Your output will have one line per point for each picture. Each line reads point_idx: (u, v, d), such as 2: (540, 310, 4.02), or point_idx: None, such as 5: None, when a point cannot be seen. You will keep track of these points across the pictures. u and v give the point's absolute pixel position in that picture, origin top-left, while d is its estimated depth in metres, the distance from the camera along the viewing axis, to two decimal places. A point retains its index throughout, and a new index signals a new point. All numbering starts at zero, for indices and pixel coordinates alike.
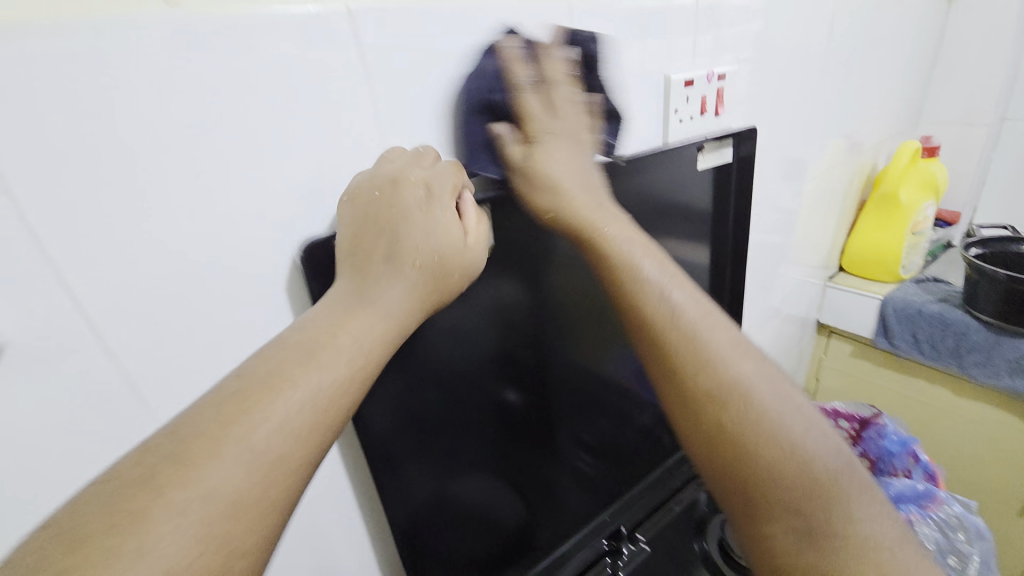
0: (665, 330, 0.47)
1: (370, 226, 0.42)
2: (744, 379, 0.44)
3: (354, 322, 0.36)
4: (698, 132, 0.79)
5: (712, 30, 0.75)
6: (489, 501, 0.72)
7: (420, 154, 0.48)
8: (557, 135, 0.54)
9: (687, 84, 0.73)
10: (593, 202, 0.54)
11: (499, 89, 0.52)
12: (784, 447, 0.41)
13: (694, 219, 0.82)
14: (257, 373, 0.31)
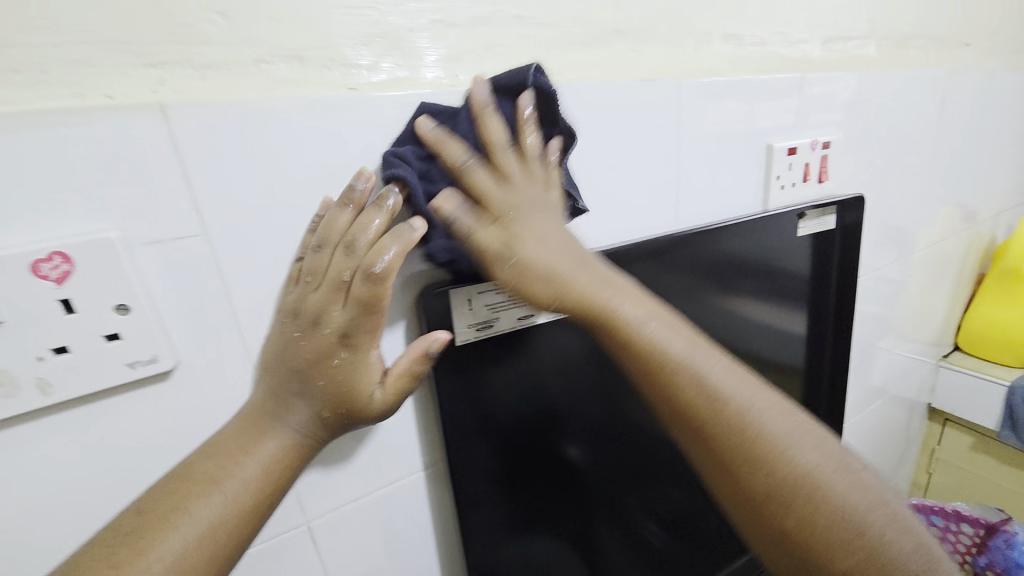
0: (718, 413, 0.37)
1: (283, 357, 0.39)
2: (824, 476, 0.35)
3: (280, 436, 0.38)
4: (799, 199, 0.77)
5: (817, 99, 0.75)
6: (554, 570, 0.66)
7: (350, 256, 0.37)
8: (530, 184, 0.42)
9: (789, 151, 0.72)
10: (579, 274, 0.41)
11: (446, 181, 0.42)
12: (882, 570, 0.33)
13: (788, 287, 0.78)
14: (178, 477, 0.35)
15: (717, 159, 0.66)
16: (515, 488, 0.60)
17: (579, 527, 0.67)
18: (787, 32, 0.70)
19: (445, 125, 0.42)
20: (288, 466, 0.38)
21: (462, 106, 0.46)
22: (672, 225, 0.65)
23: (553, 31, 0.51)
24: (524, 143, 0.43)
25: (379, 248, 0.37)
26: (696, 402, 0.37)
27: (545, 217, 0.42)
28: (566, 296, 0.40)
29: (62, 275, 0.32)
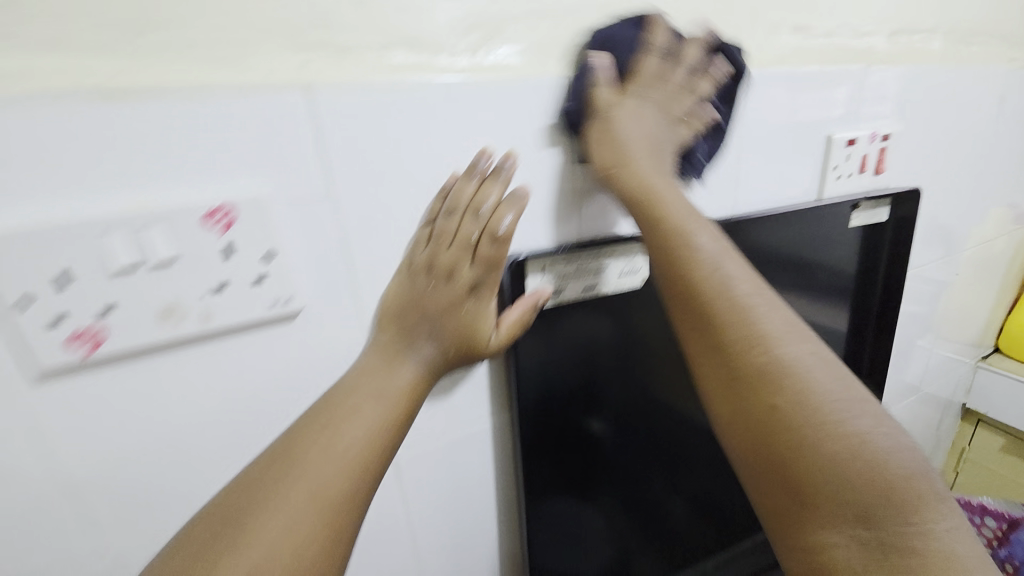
0: (713, 291, 0.43)
1: (415, 305, 0.46)
2: (798, 361, 0.39)
3: (393, 386, 0.44)
4: (855, 190, 0.80)
5: (877, 92, 0.76)
6: (588, 536, 0.72)
7: (477, 221, 0.45)
8: (654, 103, 0.52)
9: (848, 143, 0.75)
10: (660, 176, 0.49)
11: (609, 82, 0.50)
12: (843, 441, 0.34)
13: (834, 277, 0.81)
14: (287, 447, 0.38)
15: (776, 149, 0.69)
16: (568, 448, 0.66)
17: (620, 489, 0.72)
18: (854, 23, 0.71)
19: (596, 55, 0.49)
20: (405, 407, 0.44)
21: (551, 89, 0.51)
22: (728, 210, 0.68)
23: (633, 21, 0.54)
24: (680, 68, 0.53)
25: (499, 214, 0.45)
26: (694, 280, 0.44)
27: (644, 116, 0.51)
28: (650, 198, 0.48)
29: (227, 224, 0.38)
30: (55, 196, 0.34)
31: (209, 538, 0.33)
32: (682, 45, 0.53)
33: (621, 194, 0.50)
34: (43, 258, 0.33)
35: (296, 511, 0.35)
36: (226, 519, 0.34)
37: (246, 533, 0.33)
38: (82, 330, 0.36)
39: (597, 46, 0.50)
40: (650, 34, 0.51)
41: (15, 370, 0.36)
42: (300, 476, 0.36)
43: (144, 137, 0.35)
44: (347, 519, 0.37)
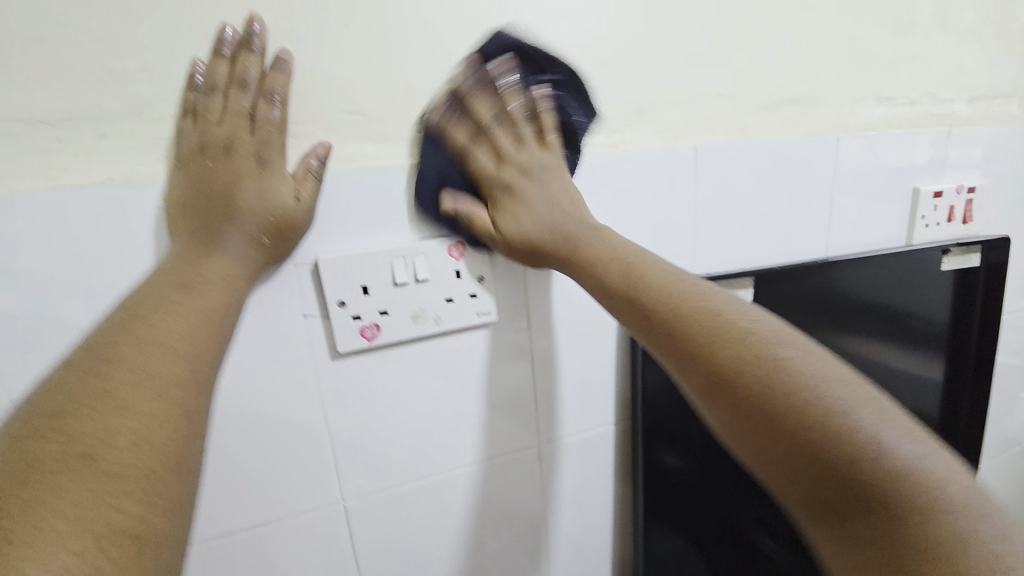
0: (683, 316, 0.44)
1: (207, 194, 0.43)
2: (781, 357, 0.39)
3: (205, 279, 0.41)
4: (944, 237, 0.87)
5: (960, 151, 0.84)
6: (678, 562, 0.75)
7: (252, 135, 0.44)
8: (524, 159, 0.54)
9: (936, 195, 0.83)
10: (568, 221, 0.52)
11: (457, 170, 0.53)
12: (828, 439, 0.34)
13: (924, 316, 0.87)
14: (102, 344, 0.34)
15: (868, 200, 0.78)
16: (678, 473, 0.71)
17: (718, 519, 0.76)
18: (935, 93, 0.81)
19: (515, 46, 0.52)
20: (221, 295, 0.41)
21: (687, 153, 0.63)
22: (823, 253, 0.78)
23: (747, 102, 0.67)
24: (509, 124, 0.54)
25: (261, 114, 0.44)
26: (669, 307, 0.45)
27: (554, 189, 0.53)
28: (580, 254, 0.51)
29: (460, 255, 0.54)
30: (364, 236, 0.51)
31: (24, 445, 0.27)
32: (518, 79, 0.53)
33: (518, 254, 0.53)
34: (355, 274, 0.51)
35: (127, 388, 0.32)
36: (31, 414, 0.29)
37: (108, 389, 0.31)
38: (367, 325, 0.52)
39: (434, 138, 0.51)
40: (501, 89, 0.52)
41: (326, 348, 0.52)
42: (143, 368, 0.33)
43: (417, 195, 0.52)
44: (181, 421, 0.33)
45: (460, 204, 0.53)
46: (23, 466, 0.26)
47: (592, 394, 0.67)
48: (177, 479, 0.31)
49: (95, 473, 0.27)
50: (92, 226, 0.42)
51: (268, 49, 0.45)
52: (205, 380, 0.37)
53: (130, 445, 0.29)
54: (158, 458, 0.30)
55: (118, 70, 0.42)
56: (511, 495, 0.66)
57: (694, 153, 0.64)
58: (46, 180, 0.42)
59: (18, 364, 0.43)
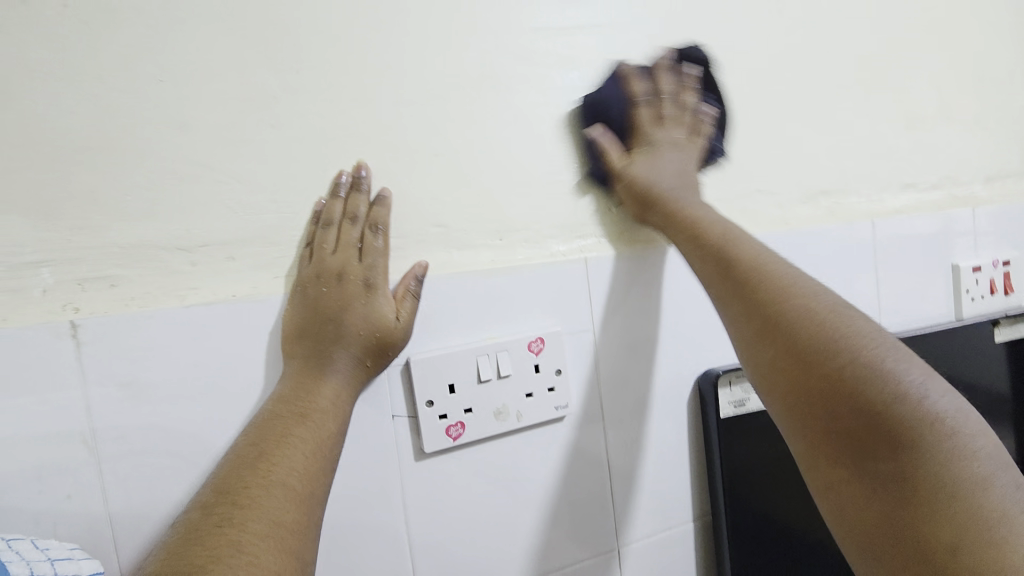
0: (747, 263, 0.48)
1: (320, 318, 0.46)
2: (830, 312, 0.43)
3: (317, 408, 0.43)
4: (990, 310, 0.88)
5: (991, 227, 0.88)
6: None
7: (359, 264, 0.48)
8: (665, 143, 0.59)
9: (975, 269, 0.85)
10: (687, 194, 0.56)
11: (618, 108, 0.60)
12: (866, 379, 0.37)
13: (989, 393, 0.84)
14: (229, 490, 0.36)
15: (909, 278, 0.81)
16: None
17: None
18: (954, 177, 0.87)
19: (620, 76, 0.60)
20: (333, 424, 0.43)
21: None
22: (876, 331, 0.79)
23: (784, 195, 0.73)
24: (677, 101, 0.60)
25: (367, 244, 0.49)
26: (750, 265, 0.48)
27: (671, 159, 0.58)
28: (681, 210, 0.54)
29: (538, 349, 0.56)
30: (449, 336, 0.54)
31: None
32: (676, 72, 0.61)
33: (629, 194, 0.58)
34: (442, 373, 0.53)
35: (252, 540, 0.33)
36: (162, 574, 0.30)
37: (240, 527, 0.33)
38: (452, 423, 0.53)
39: (590, 106, 0.59)
40: (659, 75, 0.60)
41: (411, 450, 0.53)
42: (270, 500, 0.36)
43: (498, 295, 0.56)
44: (301, 552, 0.35)
45: (602, 140, 0.59)
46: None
47: (668, 488, 0.64)
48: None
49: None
50: (214, 339, 0.46)
51: (372, 188, 0.51)
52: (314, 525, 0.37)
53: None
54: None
55: (249, 201, 0.48)
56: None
57: None
58: (178, 299, 0.46)
59: (128, 475, 0.45)
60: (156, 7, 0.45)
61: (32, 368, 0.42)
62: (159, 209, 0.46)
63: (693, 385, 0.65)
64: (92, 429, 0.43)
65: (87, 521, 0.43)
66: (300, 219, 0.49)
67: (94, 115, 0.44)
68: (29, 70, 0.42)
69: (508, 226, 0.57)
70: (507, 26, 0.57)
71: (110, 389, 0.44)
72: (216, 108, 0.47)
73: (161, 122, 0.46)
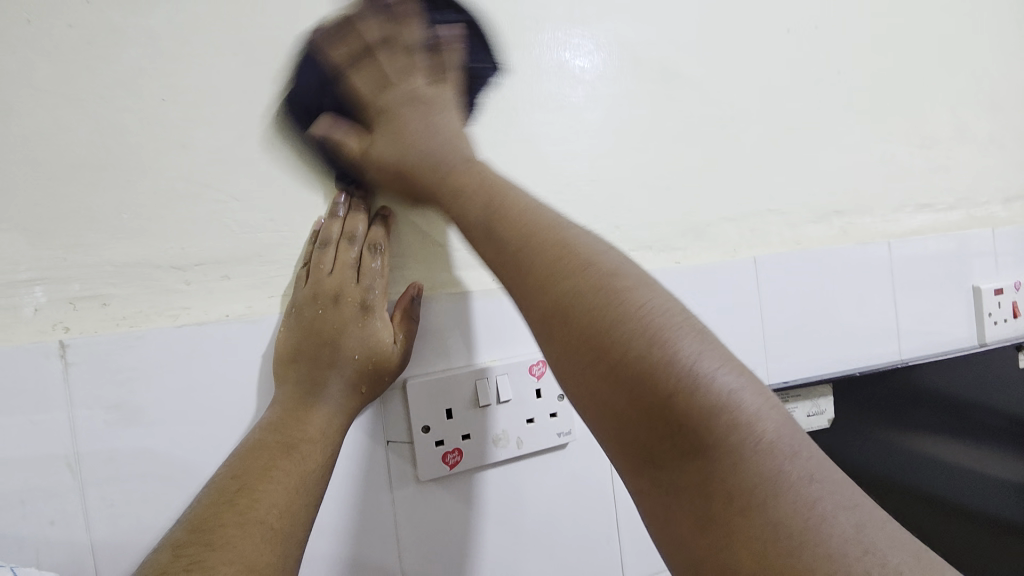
0: (523, 246, 0.39)
1: (314, 341, 0.45)
2: (613, 290, 0.35)
3: (306, 438, 0.42)
4: (1014, 334, 0.84)
5: (1012, 249, 0.85)
6: None
7: (356, 285, 0.47)
8: (408, 95, 0.46)
9: (997, 291, 0.82)
10: (447, 150, 0.46)
11: (334, 84, 0.47)
12: (645, 361, 0.31)
13: (1017, 422, 0.80)
14: (201, 529, 0.34)
15: (927, 301, 0.78)
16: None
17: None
18: (971, 198, 0.85)
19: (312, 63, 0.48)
20: (319, 455, 0.42)
21: (746, 264, 0.66)
22: (896, 355, 0.76)
23: (794, 215, 0.71)
24: (421, 45, 0.47)
25: (366, 265, 0.48)
26: (544, 238, 0.39)
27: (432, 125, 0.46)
28: (449, 179, 0.45)
29: (540, 373, 0.55)
30: (447, 358, 0.52)
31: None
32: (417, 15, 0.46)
33: (383, 172, 0.47)
34: (439, 397, 0.51)
35: None
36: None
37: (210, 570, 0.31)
38: (449, 450, 0.51)
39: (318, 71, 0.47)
40: (391, 25, 0.45)
41: (407, 477, 0.51)
42: (245, 541, 0.34)
43: (496, 317, 0.54)
44: None
45: (331, 134, 0.47)
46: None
47: None
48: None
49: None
50: (205, 360, 0.45)
51: (371, 209, 0.51)
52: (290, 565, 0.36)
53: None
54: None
55: (246, 221, 0.47)
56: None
57: (753, 263, 0.66)
58: (170, 319, 0.45)
59: (113, 501, 0.43)
60: (158, 27, 0.46)
61: (19, 389, 0.41)
62: (155, 228, 0.45)
63: None
64: (77, 453, 0.42)
65: (68, 549, 0.42)
66: (298, 239, 0.49)
67: (93, 134, 0.44)
68: (29, 89, 0.43)
69: None
70: (508, 44, 0.56)
71: (97, 411, 0.43)
72: (216, 126, 0.47)
73: (159, 141, 0.45)
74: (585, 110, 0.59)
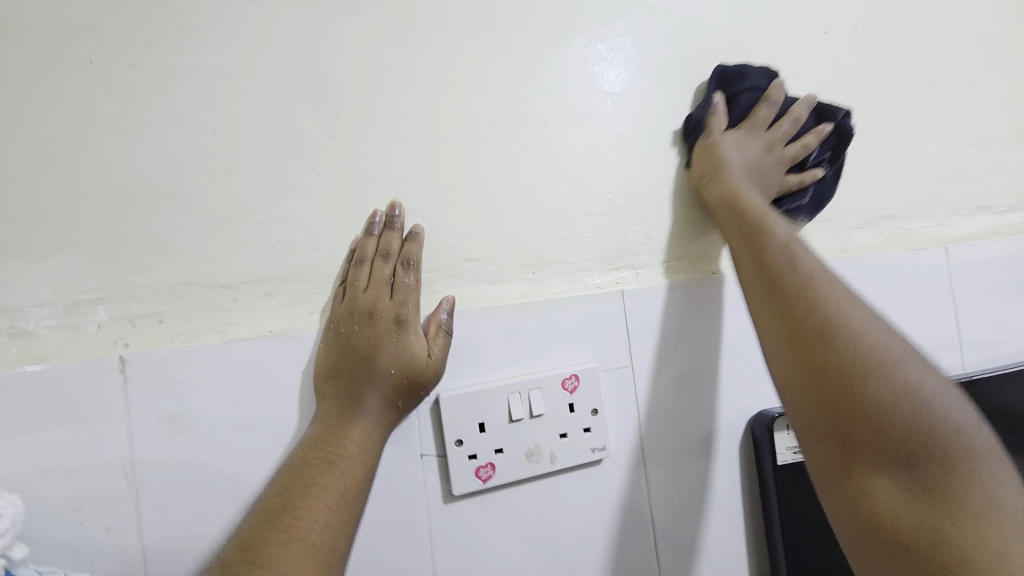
0: (793, 273, 0.48)
1: (351, 358, 0.46)
2: (866, 324, 0.42)
3: (344, 453, 0.43)
4: None
5: None
6: None
7: (392, 300, 0.48)
8: (760, 138, 0.62)
9: None
10: (749, 185, 0.58)
11: (744, 99, 0.62)
12: (865, 363, 0.39)
13: None
14: (252, 545, 0.37)
15: (990, 311, 0.72)
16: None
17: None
18: None
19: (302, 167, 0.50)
20: (358, 471, 0.43)
21: None
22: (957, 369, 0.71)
23: (838, 222, 0.68)
24: (794, 124, 0.62)
25: (399, 281, 0.49)
26: (783, 265, 0.49)
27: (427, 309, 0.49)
28: (739, 198, 0.55)
29: (573, 387, 0.54)
30: (480, 371, 0.52)
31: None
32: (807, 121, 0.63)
33: (702, 182, 0.59)
34: (471, 411, 0.51)
35: None
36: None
37: None
38: (482, 465, 0.51)
39: (720, 78, 0.62)
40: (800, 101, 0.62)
41: (440, 491, 0.51)
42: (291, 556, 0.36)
43: (530, 330, 0.54)
44: None
45: (717, 108, 0.61)
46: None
47: (719, 543, 0.58)
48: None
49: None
50: (249, 375, 0.47)
51: (404, 226, 0.52)
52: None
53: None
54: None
55: (286, 241, 0.49)
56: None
57: None
58: (218, 335, 0.48)
59: (164, 510, 0.45)
60: (209, 64, 0.49)
61: (85, 401, 0.44)
62: (204, 248, 0.48)
63: (746, 428, 0.60)
64: (132, 462, 0.45)
65: (122, 556, 0.44)
66: (336, 257, 0.50)
67: (151, 165, 0.48)
68: (99, 126, 0.47)
69: (540, 258, 0.56)
70: (537, 63, 0.57)
71: (151, 423, 0.45)
72: (260, 153, 0.49)
73: (209, 169, 0.48)
74: (619, 127, 0.59)
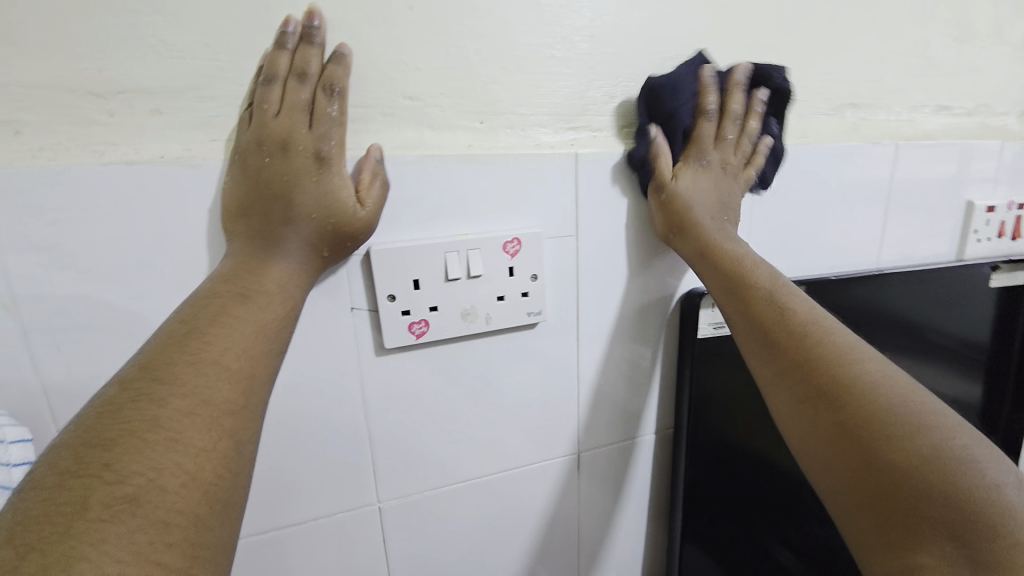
0: (784, 322, 0.41)
1: (264, 195, 0.41)
2: (874, 375, 0.35)
3: (262, 289, 0.38)
4: (992, 253, 0.83)
5: (1019, 164, 0.80)
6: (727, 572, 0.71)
7: (313, 134, 0.41)
8: (716, 166, 0.55)
9: (989, 209, 0.79)
10: (722, 226, 0.52)
11: (688, 105, 0.52)
12: (867, 409, 0.33)
13: (968, 337, 0.83)
14: (152, 366, 0.30)
15: (918, 213, 0.76)
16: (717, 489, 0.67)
17: (767, 550, 0.71)
18: (991, 105, 0.79)
19: None
20: (279, 308, 0.38)
21: None
22: (872, 265, 0.75)
23: (805, 104, 0.65)
24: (739, 124, 0.55)
25: (320, 110, 0.42)
26: (772, 310, 0.43)
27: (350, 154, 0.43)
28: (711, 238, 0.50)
29: (515, 251, 0.52)
30: (416, 227, 0.49)
31: (62, 490, 0.23)
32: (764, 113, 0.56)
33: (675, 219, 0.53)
34: (405, 267, 0.48)
35: (176, 417, 0.28)
36: (65, 453, 0.25)
37: (163, 407, 0.28)
38: (416, 320, 0.50)
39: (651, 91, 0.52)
40: (736, 81, 0.54)
41: (371, 343, 0.50)
42: (206, 383, 0.30)
43: (471, 188, 0.50)
44: (242, 434, 0.31)
45: (659, 142, 0.53)
46: (44, 534, 0.22)
47: (636, 400, 0.64)
48: (213, 538, 0.26)
49: (141, 520, 0.24)
50: (143, 207, 0.41)
51: (327, 43, 0.43)
52: (255, 408, 0.33)
53: (179, 486, 0.25)
54: (201, 497, 0.26)
55: (176, 43, 0.40)
56: (545, 504, 0.63)
57: None
58: (96, 155, 0.40)
59: (62, 348, 0.41)
60: None
61: None
62: (63, 41, 0.38)
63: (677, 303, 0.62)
64: (12, 294, 0.39)
65: (21, 390, 0.41)
66: (243, 73, 0.42)
67: None
68: None
69: (489, 105, 0.50)
70: None
71: (27, 254, 0.39)
72: None
73: None
74: None
